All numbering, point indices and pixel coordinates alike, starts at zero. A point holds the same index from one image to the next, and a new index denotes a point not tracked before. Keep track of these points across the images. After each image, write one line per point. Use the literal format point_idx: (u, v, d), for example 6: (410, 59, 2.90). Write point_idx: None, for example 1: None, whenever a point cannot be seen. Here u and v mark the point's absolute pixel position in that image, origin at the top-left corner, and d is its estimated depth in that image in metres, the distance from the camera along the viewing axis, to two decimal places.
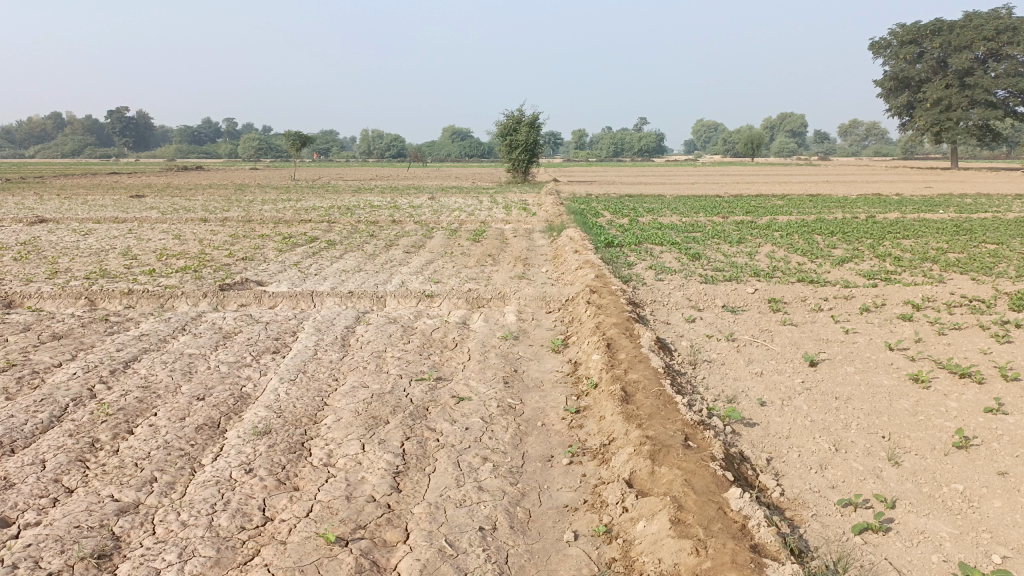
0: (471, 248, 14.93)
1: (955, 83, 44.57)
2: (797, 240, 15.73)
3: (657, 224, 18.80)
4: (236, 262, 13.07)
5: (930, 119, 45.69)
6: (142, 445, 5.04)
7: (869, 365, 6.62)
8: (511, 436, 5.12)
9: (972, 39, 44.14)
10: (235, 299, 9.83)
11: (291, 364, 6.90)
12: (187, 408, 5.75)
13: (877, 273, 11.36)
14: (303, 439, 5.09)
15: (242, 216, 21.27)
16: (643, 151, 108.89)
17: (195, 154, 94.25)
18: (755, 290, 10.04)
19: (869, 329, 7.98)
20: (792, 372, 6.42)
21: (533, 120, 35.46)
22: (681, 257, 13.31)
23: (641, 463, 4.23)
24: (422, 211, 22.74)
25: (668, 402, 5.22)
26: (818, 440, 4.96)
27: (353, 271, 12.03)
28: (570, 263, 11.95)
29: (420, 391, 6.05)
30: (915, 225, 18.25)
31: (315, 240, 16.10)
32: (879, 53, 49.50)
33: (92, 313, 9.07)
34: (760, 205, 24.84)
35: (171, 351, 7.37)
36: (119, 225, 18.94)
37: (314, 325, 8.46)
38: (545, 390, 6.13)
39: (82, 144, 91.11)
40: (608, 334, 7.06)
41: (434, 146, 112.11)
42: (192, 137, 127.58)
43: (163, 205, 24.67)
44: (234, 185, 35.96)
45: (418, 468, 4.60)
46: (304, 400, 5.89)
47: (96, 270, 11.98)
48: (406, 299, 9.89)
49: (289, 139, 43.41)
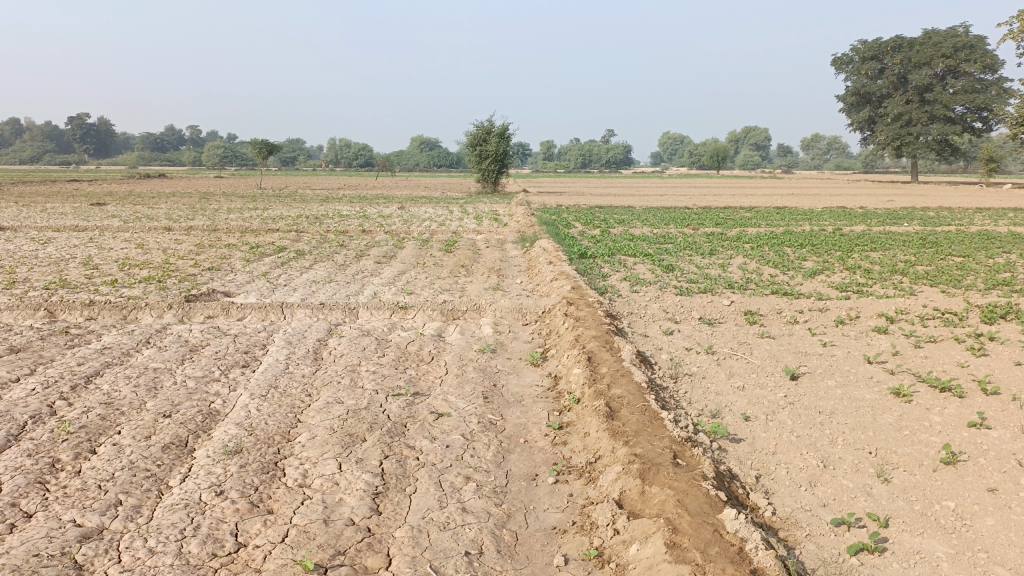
0: (444, 258, 14.77)
1: (915, 99, 45.61)
2: (768, 252, 15.83)
3: (628, 235, 18.81)
4: (202, 272, 12.73)
5: (890, 134, 46.66)
6: (106, 465, 4.80)
7: (850, 378, 6.60)
8: (493, 453, 4.97)
9: (931, 56, 45.23)
10: (201, 310, 9.54)
11: (262, 379, 6.67)
12: (153, 426, 5.51)
13: (849, 286, 11.44)
14: (277, 458, 4.88)
15: (208, 224, 20.85)
16: (611, 163, 109.74)
17: (158, 162, 92.68)
18: (731, 303, 10.03)
19: (847, 342, 7.98)
20: (774, 386, 6.36)
21: (503, 130, 35.43)
22: (655, 269, 13.29)
23: (631, 482, 4.11)
24: (393, 220, 22.51)
25: (654, 418, 5.11)
26: (805, 456, 4.89)
27: (323, 282, 11.79)
28: (544, 274, 11.85)
29: (397, 407, 5.87)
30: (881, 238, 18.52)
31: (284, 250, 15.80)
32: (841, 69, 50.43)
33: (51, 325, 8.72)
34: (729, 216, 25.06)
35: (136, 365, 7.09)
36: (79, 234, 18.42)
37: (285, 338, 8.22)
38: (526, 405, 5.98)
39: (42, 150, 89.13)
40: (588, 348, 6.95)
41: (403, 155, 111.71)
42: (155, 144, 125.50)
43: (125, 214, 24.13)
44: (198, 193, 35.37)
45: (398, 488, 4.43)
46: (276, 416, 5.68)
47: (56, 280, 11.57)
48: (380, 310, 9.68)
49: (255, 147, 42.79)
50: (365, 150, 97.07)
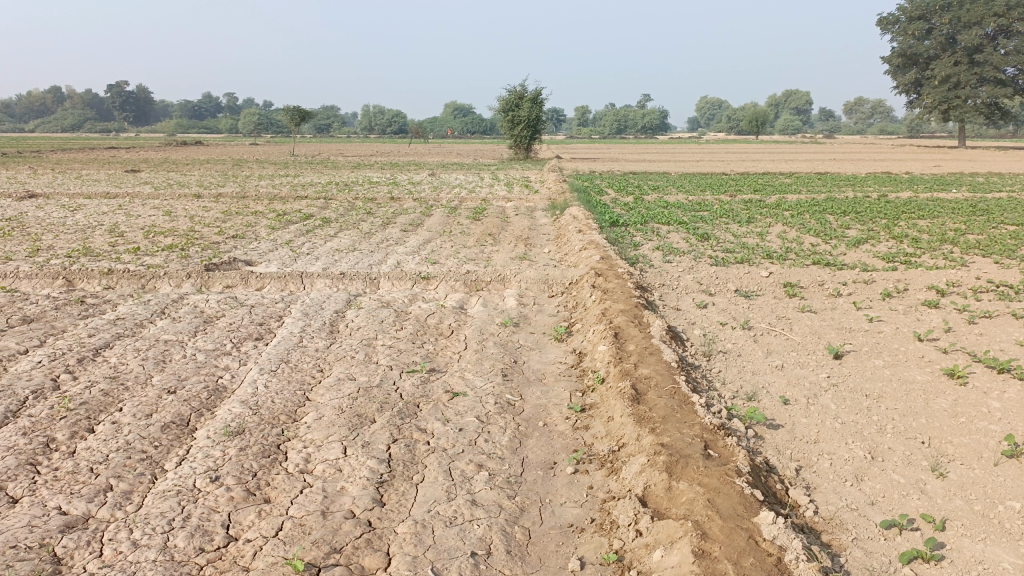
0: (471, 226, 14.39)
1: (965, 60, 43.74)
2: (809, 220, 15.18)
3: (662, 203, 18.20)
4: (225, 240, 12.53)
5: (938, 97, 44.86)
6: (101, 446, 4.54)
7: (898, 358, 6.11)
8: (510, 438, 4.62)
9: (983, 15, 43.23)
10: (220, 280, 9.31)
11: (274, 353, 6.38)
12: (155, 403, 5.25)
13: (895, 256, 10.82)
14: (279, 441, 4.59)
15: (237, 191, 20.69)
16: (647, 128, 107.90)
17: (195, 129, 93.29)
18: (770, 274, 9.51)
19: (894, 317, 7.46)
20: (815, 366, 5.91)
21: (536, 95, 34.76)
22: (689, 237, 12.77)
23: (656, 476, 3.73)
24: (422, 187, 22.18)
25: (684, 402, 4.70)
26: (850, 446, 4.47)
27: (347, 251, 11.51)
28: (573, 244, 11.39)
29: (410, 385, 5.55)
30: (929, 205, 17.72)
31: (310, 218, 15.54)
32: (887, 29, 48.48)
33: (68, 295, 8.54)
34: (767, 183, 24.23)
35: (146, 337, 6.87)
36: (108, 201, 18.38)
37: (302, 309, 7.94)
38: (547, 385, 5.62)
39: (82, 118, 90.13)
40: (615, 323, 6.55)
41: (437, 122, 111.04)
42: (191, 111, 126.25)
43: (158, 181, 24.11)
44: (230, 160, 35.38)
45: (404, 476, 4.11)
46: (283, 394, 5.40)
47: (79, 248, 11.43)
48: (401, 281, 9.35)
49: (288, 113, 42.51)
50: (399, 116, 96.57)
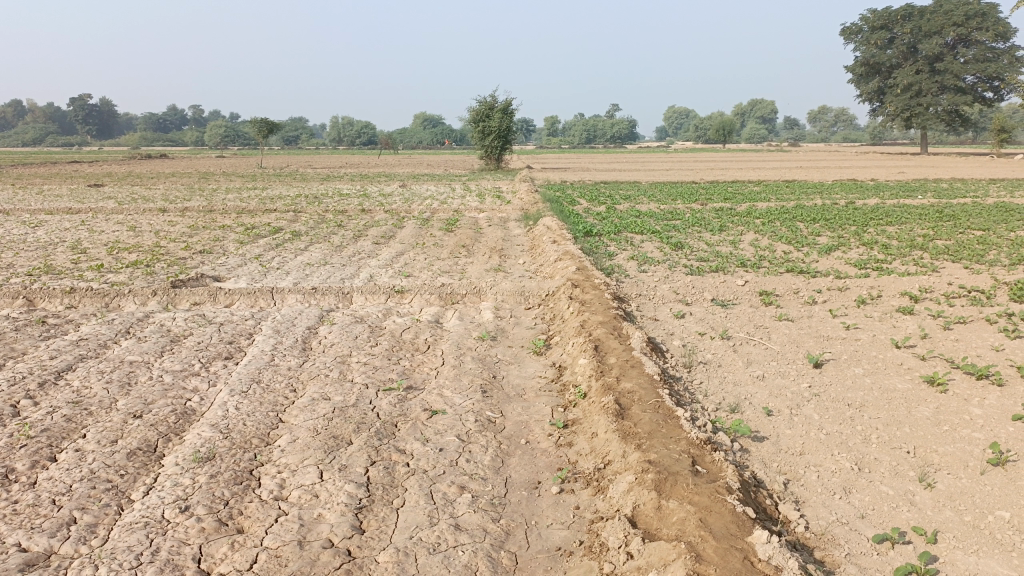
0: (444, 238, 14.25)
1: (926, 69, 44.60)
2: (781, 228, 15.28)
3: (635, 212, 18.23)
4: (192, 256, 12.25)
5: (900, 105, 45.65)
6: (63, 476, 4.33)
7: (878, 365, 6.10)
8: (492, 458, 4.50)
9: (942, 24, 44.13)
10: (187, 297, 9.07)
11: (244, 373, 6.20)
12: (121, 428, 5.04)
13: (867, 263, 10.89)
14: (252, 466, 4.42)
15: (204, 205, 20.33)
16: (615, 137, 108.58)
17: (160, 142, 91.99)
18: (745, 282, 9.50)
19: (871, 324, 7.47)
20: (797, 376, 5.86)
21: (506, 106, 34.73)
22: (663, 247, 12.76)
23: (645, 495, 3.63)
24: (393, 199, 21.99)
25: (669, 416, 4.62)
26: (837, 457, 4.41)
27: (318, 265, 11.30)
28: (548, 255, 11.31)
29: (387, 404, 5.40)
30: (896, 211, 17.94)
31: (280, 231, 15.29)
32: (850, 39, 49.29)
33: (28, 315, 8.25)
34: (737, 191, 24.42)
35: (111, 359, 6.64)
36: (71, 217, 17.93)
37: (273, 326, 7.74)
38: (528, 401, 5.51)
39: (43, 132, 88.33)
40: (594, 335, 6.46)
41: (406, 133, 110.69)
42: (156, 124, 124.49)
43: (122, 195, 23.63)
44: (197, 173, 34.82)
45: (384, 501, 3.96)
46: (255, 416, 5.22)
47: (40, 266, 11.09)
48: (374, 295, 9.19)
49: (256, 125, 42.01)
50: (368, 128, 96.10)
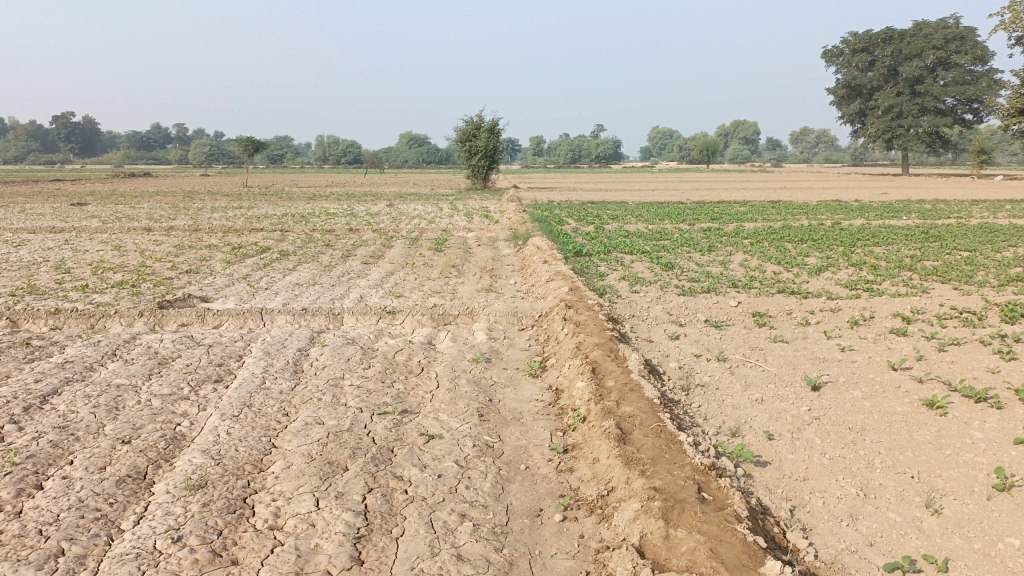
0: (434, 258, 14.18)
1: (906, 91, 45.23)
2: (770, 248, 15.32)
3: (624, 232, 18.27)
4: (179, 276, 12.10)
5: (882, 127, 46.20)
6: (50, 505, 4.19)
7: (876, 388, 6.06)
8: (492, 484, 4.40)
9: (922, 48, 44.81)
10: (174, 318, 8.94)
11: (235, 397, 6.07)
12: (109, 455, 4.91)
13: (857, 283, 10.93)
14: (245, 494, 4.31)
15: (190, 224, 20.17)
16: (601, 157, 109.21)
17: (144, 161, 91.48)
18: (739, 303, 9.48)
19: (866, 346, 7.45)
20: (795, 399, 5.82)
21: (493, 126, 34.81)
22: (654, 267, 12.76)
23: (652, 523, 3.56)
24: (381, 218, 21.91)
25: (671, 441, 4.55)
26: (841, 483, 4.35)
27: (307, 285, 11.19)
28: (539, 275, 11.27)
29: (383, 429, 5.29)
30: (882, 232, 18.07)
31: (267, 251, 15.16)
32: (832, 61, 49.95)
33: (11, 336, 8.08)
34: (723, 211, 24.53)
35: (98, 382, 6.49)
36: (55, 236, 17.72)
37: (263, 348, 7.62)
38: (525, 425, 5.42)
39: (25, 149, 87.66)
40: (591, 357, 6.39)
41: (391, 152, 110.83)
42: (140, 142, 123.91)
43: (105, 213, 23.43)
44: (182, 192, 34.67)
45: (383, 530, 3.86)
46: (247, 442, 5.10)
47: (24, 286, 10.91)
48: (365, 316, 9.09)
49: (241, 144, 41.83)
50: (354, 147, 96.13)
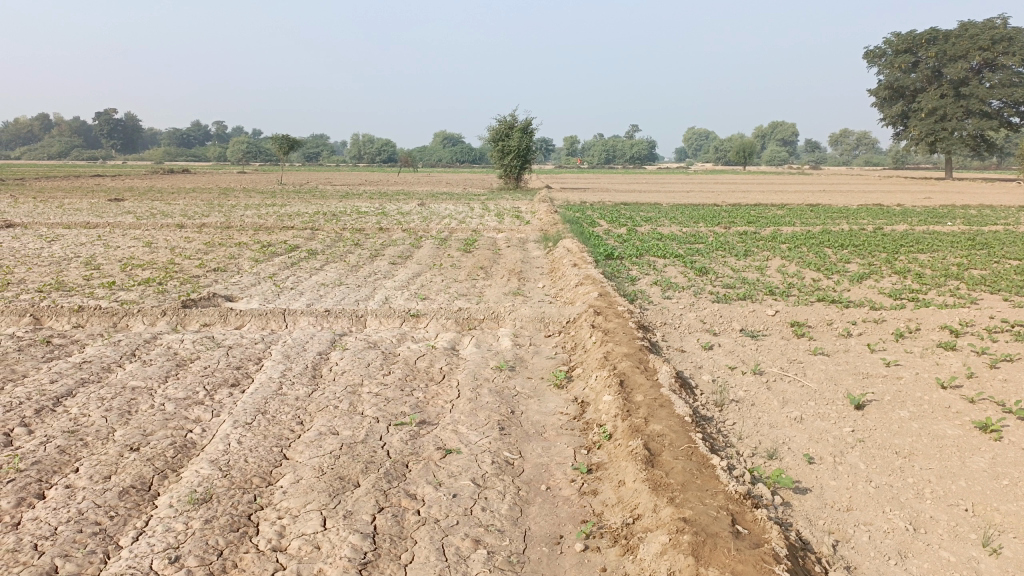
0: (462, 259, 13.95)
1: (951, 93, 44.01)
2: (808, 253, 14.85)
3: (656, 235, 17.89)
4: (206, 274, 12.03)
5: (924, 129, 44.99)
6: (48, 516, 4.01)
7: (924, 409, 5.67)
8: (510, 506, 4.14)
9: (968, 49, 43.57)
10: (197, 318, 8.82)
11: (250, 402, 5.88)
12: (115, 462, 4.73)
13: (901, 292, 10.47)
14: (250, 510, 4.09)
15: (222, 222, 20.21)
16: (635, 157, 108.27)
17: (183, 158, 92.88)
18: (776, 312, 9.10)
19: (912, 361, 7.04)
20: (838, 419, 5.46)
21: (526, 125, 34.55)
22: (687, 271, 12.39)
23: (680, 560, 3.26)
24: (411, 218, 21.77)
25: (703, 465, 4.24)
26: (889, 515, 4.01)
27: (333, 286, 11.03)
28: (569, 278, 10.97)
29: (398, 441, 5.06)
30: (926, 238, 17.45)
31: (296, 250, 15.07)
32: (873, 62, 48.83)
33: (34, 334, 8.01)
34: (761, 214, 23.93)
35: (113, 384, 6.35)
36: (89, 231, 17.85)
37: (283, 351, 7.45)
38: (548, 440, 5.15)
39: (69, 146, 89.56)
40: (619, 369, 6.09)
41: (427, 150, 111.16)
42: (179, 139, 125.76)
43: (140, 210, 23.62)
44: (218, 189, 35.01)
45: (391, 556, 3.62)
46: (257, 452, 4.89)
47: (52, 282, 10.89)
48: (389, 318, 8.88)
49: (276, 142, 41.98)
50: (389, 145, 96.57)
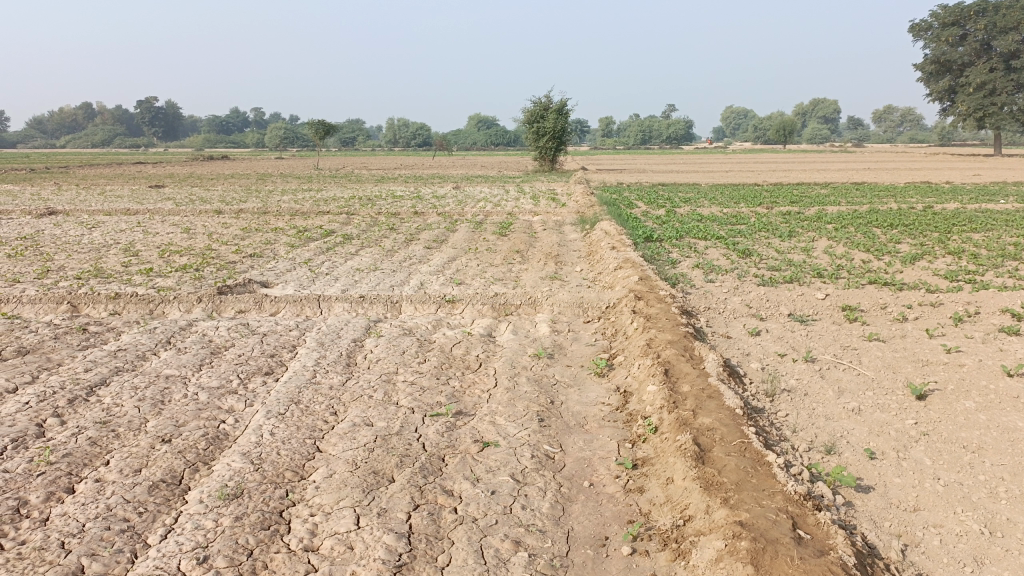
0: (498, 243, 13.73)
1: (1001, 67, 42.40)
2: (856, 234, 14.35)
3: (696, 216, 17.48)
4: (242, 260, 11.98)
5: (972, 104, 43.41)
6: (77, 512, 3.90)
7: (991, 399, 5.32)
8: (552, 504, 3.93)
9: (1019, 20, 41.95)
10: (232, 304, 8.74)
11: (284, 392, 5.74)
12: (146, 455, 4.62)
13: (957, 274, 10.00)
14: (281, 507, 3.94)
15: (258, 207, 20.23)
16: (672, 138, 106.83)
17: (222, 145, 93.96)
18: (825, 296, 8.73)
19: (973, 347, 6.66)
20: (898, 410, 5.14)
21: (562, 106, 34.12)
22: (729, 254, 12.01)
23: (738, 569, 3.03)
24: (446, 201, 21.61)
25: (758, 462, 3.98)
26: (961, 517, 3.72)
27: (367, 271, 10.90)
28: (607, 262, 10.70)
29: (435, 434, 4.87)
30: (979, 216, 16.79)
31: (332, 234, 14.99)
32: (919, 36, 47.22)
33: (71, 322, 7.98)
34: (803, 194, 23.29)
35: (147, 373, 6.26)
36: (128, 218, 18.00)
37: (317, 338, 7.31)
38: (590, 433, 4.92)
39: (112, 135, 91.04)
40: (663, 357, 5.83)
41: (461, 133, 110.97)
42: (218, 126, 127.20)
43: (179, 196, 23.79)
44: (255, 174, 35.14)
45: (427, 558, 3.43)
46: (290, 444, 4.74)
47: (91, 269, 10.91)
48: (424, 304, 8.71)
49: (312, 127, 41.91)
50: (423, 129, 96.41)
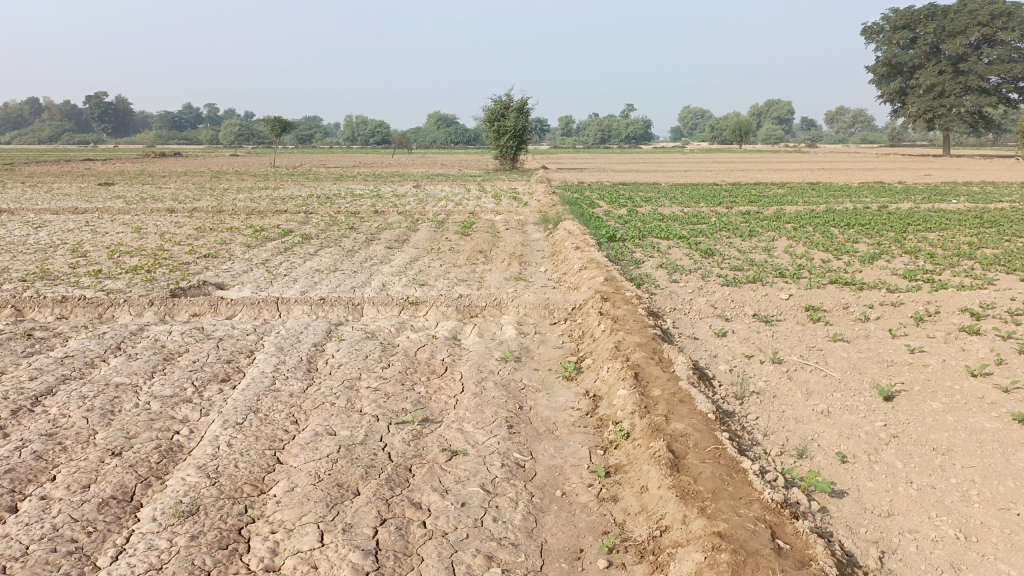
0: (461, 242, 13.57)
1: (949, 70, 43.47)
2: (815, 233, 14.51)
3: (658, 215, 17.54)
4: (196, 261, 11.61)
5: (922, 106, 44.44)
6: (19, 534, 3.66)
7: (957, 400, 5.35)
8: (524, 516, 3.81)
9: (966, 24, 43.12)
10: (186, 308, 8.44)
11: (241, 400, 5.52)
12: (95, 470, 4.38)
13: (916, 273, 10.13)
14: (240, 524, 3.75)
15: (213, 206, 19.74)
16: (631, 137, 107.59)
17: (175, 141, 91.97)
18: (789, 296, 8.75)
19: (936, 346, 6.72)
20: (867, 412, 5.12)
21: (523, 105, 34.04)
22: (692, 253, 12.04)
23: None
24: (407, 200, 21.34)
25: (733, 469, 3.91)
26: (935, 522, 3.69)
27: (327, 272, 10.63)
28: (572, 262, 10.61)
29: (400, 443, 4.71)
30: (932, 216, 17.14)
31: (289, 234, 14.67)
32: (872, 38, 48.19)
33: (14, 326, 7.62)
34: (761, 194, 23.55)
35: (96, 381, 5.98)
36: (76, 217, 17.41)
37: (276, 343, 7.07)
38: (560, 440, 4.81)
39: (60, 130, 88.37)
40: (633, 360, 5.74)
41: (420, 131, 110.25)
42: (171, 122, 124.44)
43: (131, 194, 23.12)
44: (209, 172, 34.38)
45: None
46: (248, 456, 4.54)
47: (36, 271, 10.45)
48: (387, 307, 8.51)
49: (268, 124, 41.19)
50: (382, 128, 95.58)
